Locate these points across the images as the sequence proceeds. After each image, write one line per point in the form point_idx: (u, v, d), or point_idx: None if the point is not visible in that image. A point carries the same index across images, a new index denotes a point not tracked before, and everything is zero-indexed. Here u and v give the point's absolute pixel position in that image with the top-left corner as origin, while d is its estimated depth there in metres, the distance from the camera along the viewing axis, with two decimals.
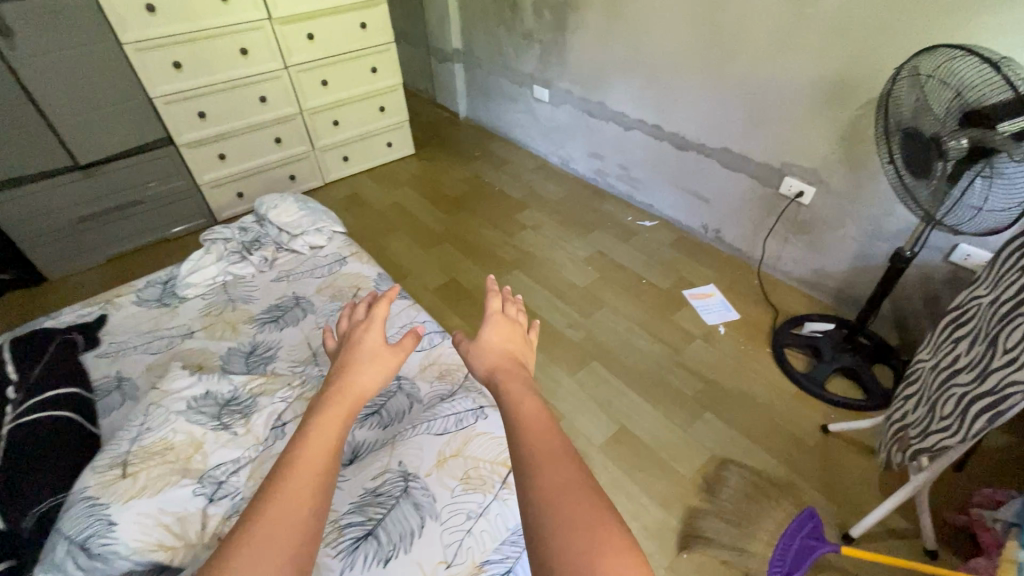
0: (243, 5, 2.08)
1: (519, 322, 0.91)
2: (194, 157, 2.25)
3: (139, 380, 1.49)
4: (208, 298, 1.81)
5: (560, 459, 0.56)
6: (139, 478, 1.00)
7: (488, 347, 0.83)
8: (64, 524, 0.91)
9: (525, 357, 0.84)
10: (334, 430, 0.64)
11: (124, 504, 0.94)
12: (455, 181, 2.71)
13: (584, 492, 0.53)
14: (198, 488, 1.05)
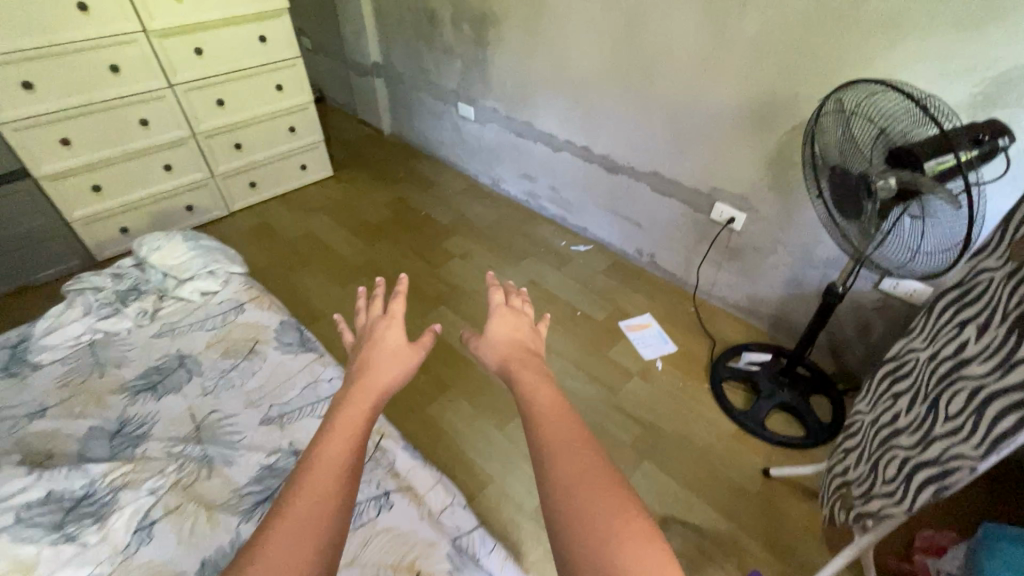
0: (111, 16, 1.80)
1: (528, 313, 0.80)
2: (60, 191, 1.94)
3: None
4: (69, 362, 1.52)
5: (580, 450, 0.52)
6: None
7: (498, 339, 0.73)
8: None
9: (539, 347, 0.74)
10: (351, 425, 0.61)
11: None
12: (377, 206, 2.51)
13: (609, 484, 0.49)
14: None
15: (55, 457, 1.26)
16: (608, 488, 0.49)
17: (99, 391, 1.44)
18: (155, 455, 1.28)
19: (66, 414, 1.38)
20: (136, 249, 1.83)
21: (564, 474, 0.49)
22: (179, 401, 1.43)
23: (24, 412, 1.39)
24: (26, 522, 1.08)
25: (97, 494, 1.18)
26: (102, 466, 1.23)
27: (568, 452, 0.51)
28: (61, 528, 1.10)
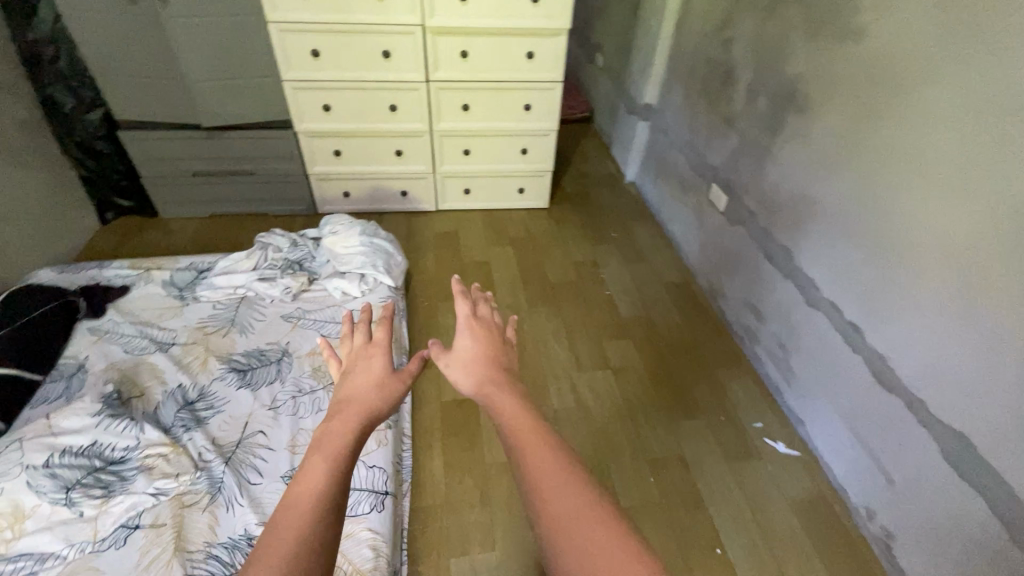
0: (398, 6, 1.83)
1: (501, 329, 0.79)
2: (309, 147, 2.15)
3: (82, 381, 1.37)
4: (218, 309, 1.64)
5: (544, 455, 0.54)
6: None
7: (467, 359, 0.71)
8: None
9: (507, 361, 0.72)
10: (344, 447, 0.62)
11: None
12: (565, 262, 2.19)
13: (591, 507, 0.50)
14: None
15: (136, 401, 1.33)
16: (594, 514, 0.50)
17: (212, 351, 1.50)
18: (192, 453, 1.24)
19: (177, 360, 1.47)
20: (327, 223, 1.90)
21: (551, 509, 0.50)
22: (250, 402, 1.38)
23: (160, 339, 1.53)
24: (55, 468, 1.09)
25: (122, 467, 1.16)
26: (153, 435, 1.22)
27: (550, 475, 0.52)
28: (70, 489, 1.10)
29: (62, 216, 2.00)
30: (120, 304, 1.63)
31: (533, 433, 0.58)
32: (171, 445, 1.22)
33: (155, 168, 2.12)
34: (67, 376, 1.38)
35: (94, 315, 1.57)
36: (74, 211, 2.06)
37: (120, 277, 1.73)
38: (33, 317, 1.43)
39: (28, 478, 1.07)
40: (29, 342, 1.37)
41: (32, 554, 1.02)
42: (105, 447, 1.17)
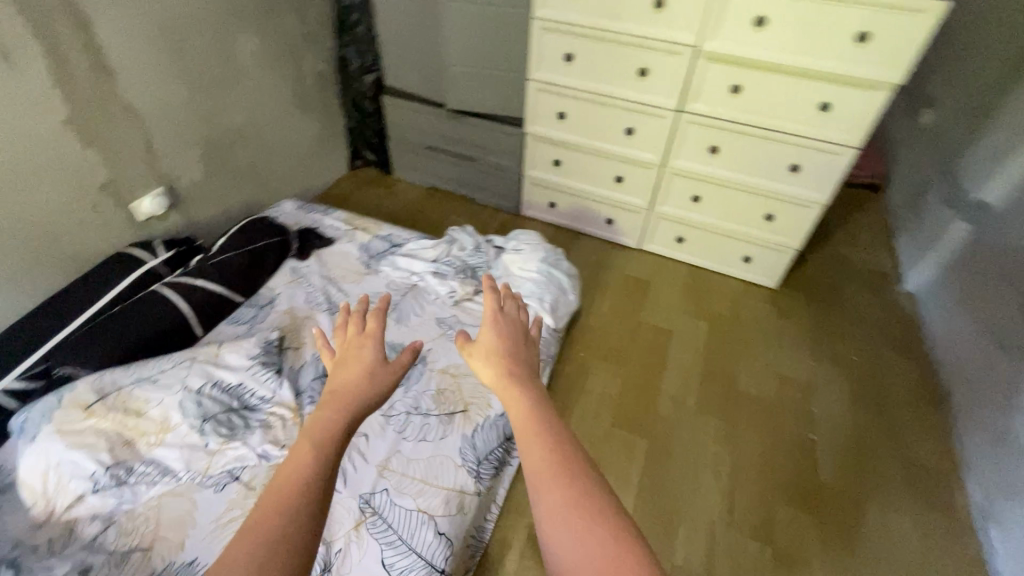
0: (675, 22, 1.56)
1: (524, 318, 0.68)
2: (533, 150, 2.07)
3: (265, 318, 1.55)
4: (389, 289, 1.69)
5: (548, 461, 0.50)
6: (87, 422, 1.11)
7: (488, 356, 0.62)
8: (34, 406, 1.13)
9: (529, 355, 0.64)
10: (327, 445, 0.54)
11: (49, 435, 1.08)
12: (765, 371, 1.72)
13: (595, 510, 0.47)
14: (99, 473, 1.08)
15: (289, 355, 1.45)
16: (601, 545, 0.45)
17: (365, 330, 1.55)
18: (303, 433, 1.27)
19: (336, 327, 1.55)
20: (515, 236, 1.81)
21: (555, 522, 0.46)
22: None
23: (334, 300, 1.64)
24: (205, 395, 1.23)
25: (249, 416, 1.25)
26: (285, 394, 1.29)
27: (551, 494, 0.47)
28: (206, 419, 1.21)
29: (322, 158, 2.31)
30: (323, 253, 1.80)
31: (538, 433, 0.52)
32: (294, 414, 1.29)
33: (401, 134, 2.30)
34: (258, 307, 1.58)
35: (300, 258, 1.76)
36: (332, 156, 2.37)
37: (334, 228, 1.91)
38: (256, 246, 1.65)
39: (183, 397, 1.21)
40: (243, 269, 1.58)
41: (157, 465, 1.14)
42: (246, 392, 1.27)
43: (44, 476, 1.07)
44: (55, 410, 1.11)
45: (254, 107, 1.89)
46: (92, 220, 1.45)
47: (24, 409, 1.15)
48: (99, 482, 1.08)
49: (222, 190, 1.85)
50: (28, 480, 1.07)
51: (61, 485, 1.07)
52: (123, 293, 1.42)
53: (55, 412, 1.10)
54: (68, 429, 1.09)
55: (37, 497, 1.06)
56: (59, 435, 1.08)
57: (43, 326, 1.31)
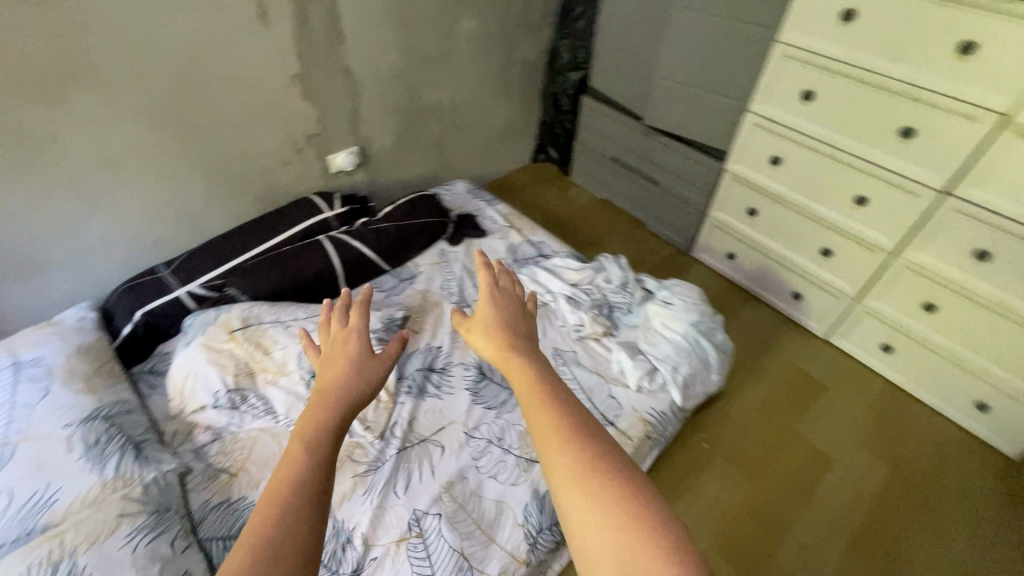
0: (981, 76, 1.15)
1: (510, 296, 0.80)
2: (727, 190, 1.78)
3: (399, 292, 1.61)
4: (520, 301, 1.62)
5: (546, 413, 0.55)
6: (226, 345, 1.26)
7: (480, 327, 0.74)
8: (198, 316, 1.33)
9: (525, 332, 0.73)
10: (319, 431, 0.61)
11: (199, 346, 1.26)
12: (947, 561, 1.27)
13: (590, 451, 0.52)
14: (220, 394, 1.23)
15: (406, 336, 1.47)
16: (593, 472, 0.50)
17: None
18: (388, 423, 1.27)
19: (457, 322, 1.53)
20: (673, 285, 1.57)
21: (556, 472, 0.50)
22: (461, 411, 1.33)
23: (465, 295, 1.63)
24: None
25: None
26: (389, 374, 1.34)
27: (551, 444, 0.52)
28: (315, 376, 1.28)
29: (507, 146, 2.30)
30: (474, 242, 1.80)
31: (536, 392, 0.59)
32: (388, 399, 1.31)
33: (591, 138, 2.18)
34: (398, 280, 1.65)
35: (450, 242, 1.79)
36: (518, 145, 2.35)
37: (491, 221, 1.89)
38: (414, 222, 1.70)
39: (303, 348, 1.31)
40: (397, 240, 1.65)
41: (264, 403, 1.25)
42: None
43: (185, 379, 1.25)
44: (211, 326, 1.29)
45: (457, 87, 1.94)
46: (294, 165, 1.64)
47: (193, 314, 1.36)
48: (219, 400, 1.23)
49: (408, 159, 1.94)
50: (174, 378, 1.26)
51: (194, 390, 1.24)
52: (296, 236, 1.59)
53: (210, 327, 1.29)
54: (213, 347, 1.26)
55: (177, 396, 1.25)
56: (206, 349, 1.26)
57: (229, 246, 1.51)
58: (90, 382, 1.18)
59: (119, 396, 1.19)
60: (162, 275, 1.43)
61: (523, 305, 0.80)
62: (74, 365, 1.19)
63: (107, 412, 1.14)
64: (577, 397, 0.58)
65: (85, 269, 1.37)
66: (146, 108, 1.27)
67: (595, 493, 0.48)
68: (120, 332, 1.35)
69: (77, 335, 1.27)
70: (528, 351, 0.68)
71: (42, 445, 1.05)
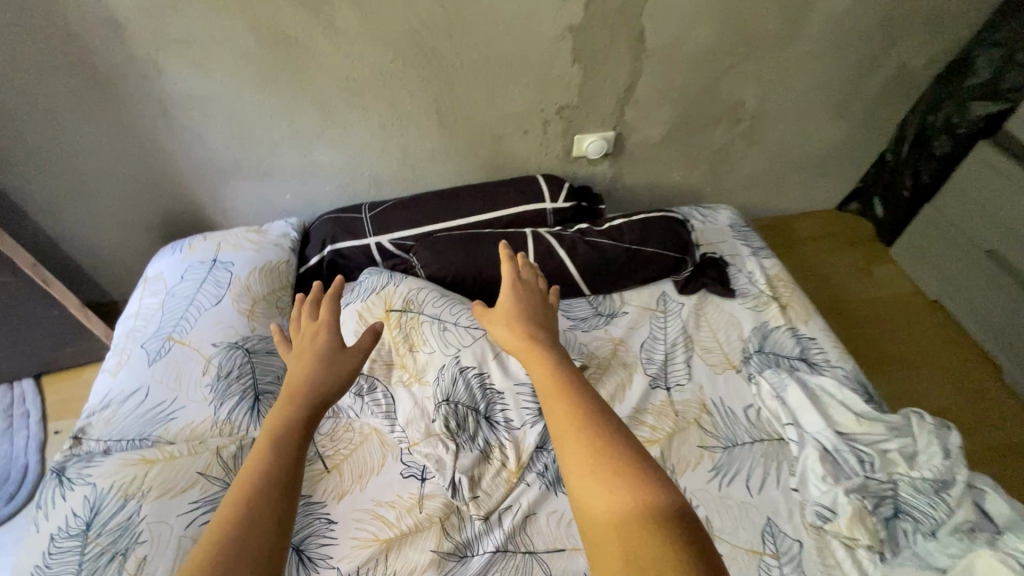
0: None
1: (528, 283, 0.83)
2: None
3: (587, 329, 1.25)
4: (743, 416, 1.11)
5: (559, 401, 0.60)
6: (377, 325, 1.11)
7: (500, 316, 0.77)
8: (370, 278, 1.20)
9: (546, 322, 0.77)
10: (294, 427, 0.63)
11: (353, 314, 1.13)
12: None
13: (598, 434, 0.55)
14: None
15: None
16: (602, 456, 0.53)
17: (666, 443, 1.06)
18: (500, 502, 0.99)
19: (640, 406, 1.11)
20: None
21: (569, 460, 0.54)
22: None
23: (669, 367, 1.19)
24: (463, 378, 1.06)
25: (479, 431, 1.04)
26: (531, 438, 1.04)
27: (564, 430, 0.57)
28: (448, 402, 1.05)
29: (814, 180, 1.64)
30: (712, 302, 1.31)
31: (552, 379, 0.64)
32: (512, 472, 1.01)
33: (964, 210, 1.40)
34: (595, 313, 1.28)
35: (679, 290, 1.31)
36: (832, 184, 1.65)
37: (749, 280, 1.34)
38: (645, 249, 1.27)
39: (447, 364, 1.07)
40: (612, 265, 1.26)
41: (387, 403, 1.07)
42: (495, 407, 1.06)
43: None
44: (375, 293, 1.15)
45: (781, 87, 1.37)
46: (535, 137, 1.34)
47: (370, 270, 1.23)
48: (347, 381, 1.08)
49: (671, 164, 1.49)
50: None
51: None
52: (503, 219, 1.31)
53: (373, 294, 1.15)
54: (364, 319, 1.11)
55: None
56: (359, 318, 1.11)
57: (430, 207, 1.32)
58: (255, 306, 1.14)
59: (271, 332, 1.13)
60: (362, 217, 1.31)
61: (545, 294, 0.82)
62: (251, 281, 1.17)
63: (252, 346, 1.08)
64: (587, 382, 0.63)
65: (303, 186, 1.33)
66: (399, 35, 1.10)
67: (601, 481, 0.51)
68: (308, 261, 1.30)
69: (270, 252, 1.25)
70: (541, 335, 0.72)
71: (189, 354, 1.04)
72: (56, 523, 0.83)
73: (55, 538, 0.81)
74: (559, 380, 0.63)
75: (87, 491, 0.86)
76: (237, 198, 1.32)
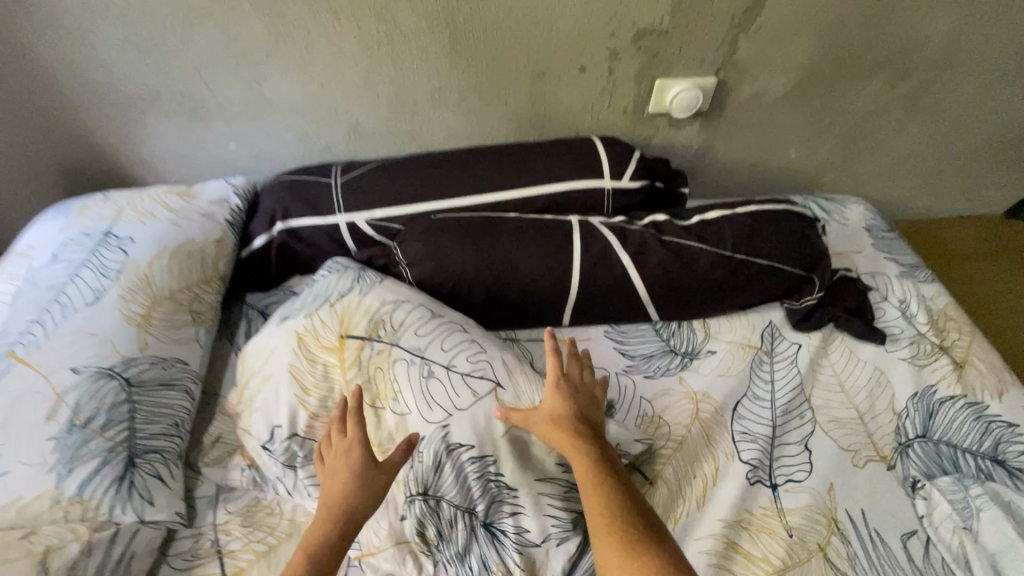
0: None
1: (576, 376, 0.69)
2: None
3: (650, 374, 0.84)
4: (901, 551, 0.67)
5: (615, 536, 0.53)
6: (327, 356, 0.73)
7: (543, 414, 0.65)
8: (327, 281, 0.80)
9: (591, 420, 0.65)
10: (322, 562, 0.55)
11: (293, 337, 0.74)
12: None
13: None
14: (279, 436, 0.70)
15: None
16: None
17: None
18: None
19: (733, 519, 0.69)
20: None
21: None
22: None
23: (776, 447, 0.76)
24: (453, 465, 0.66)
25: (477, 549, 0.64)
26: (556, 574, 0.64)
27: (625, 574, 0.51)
28: (422, 496, 0.65)
29: (986, 173, 1.15)
30: (843, 344, 0.86)
31: (607, 507, 0.56)
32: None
33: None
34: (663, 349, 0.87)
35: (793, 323, 0.87)
36: (1012, 176, 1.16)
37: (904, 319, 0.88)
38: (750, 261, 0.83)
39: (428, 438, 0.67)
40: (697, 281, 0.83)
41: None
42: (499, 512, 0.65)
43: (257, 364, 0.74)
44: (328, 305, 0.75)
45: (982, 21, 0.88)
46: (595, 79, 0.89)
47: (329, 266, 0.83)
48: (273, 443, 0.70)
49: (788, 134, 1.02)
50: (245, 359, 0.76)
51: (254, 395, 0.73)
52: (537, 199, 0.88)
53: (325, 307, 0.75)
54: (306, 349, 0.73)
55: (235, 395, 0.75)
56: (299, 347, 0.73)
57: (431, 174, 0.90)
58: (153, 310, 0.76)
59: (174, 350, 0.75)
60: (330, 182, 0.90)
61: (595, 388, 0.69)
62: (153, 270, 0.78)
63: (137, 375, 0.70)
64: (645, 508, 0.57)
65: (254, 133, 0.92)
66: None
67: None
68: (252, 243, 0.90)
69: (195, 225, 0.86)
70: (597, 446, 0.62)
71: (30, 386, 0.66)
72: None
73: None
74: (618, 509, 0.55)
75: None
76: (162, 144, 0.93)
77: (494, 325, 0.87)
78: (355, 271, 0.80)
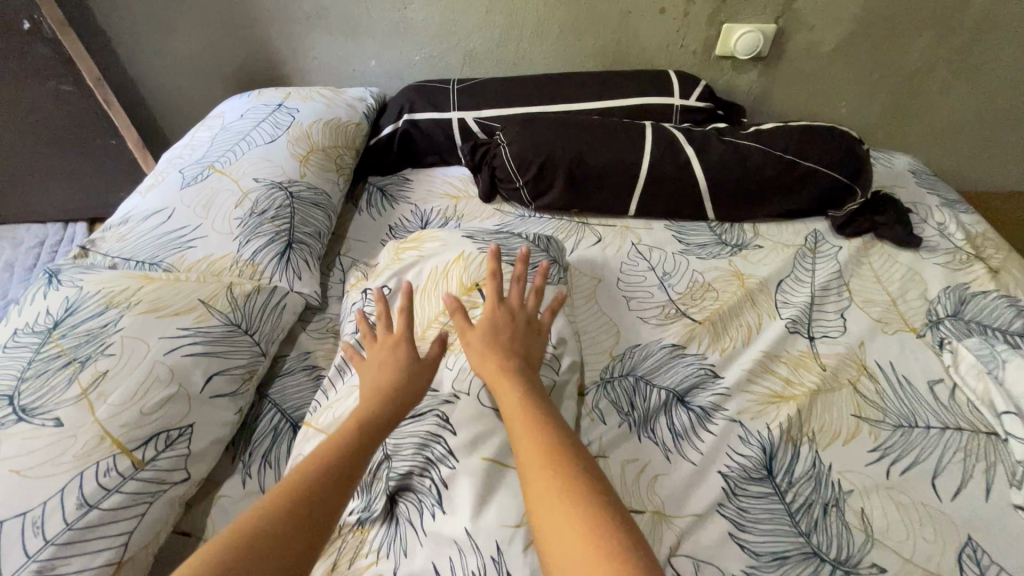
0: None
1: (521, 304, 0.65)
2: None
3: (703, 256, 0.96)
4: (930, 393, 0.75)
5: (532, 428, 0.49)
6: (429, 273, 0.74)
7: (487, 321, 0.63)
8: (485, 239, 0.78)
9: (517, 341, 0.61)
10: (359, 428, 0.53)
11: (425, 258, 0.77)
12: None
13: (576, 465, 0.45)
14: (367, 297, 0.77)
15: (666, 323, 0.85)
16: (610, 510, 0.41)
17: (806, 403, 0.73)
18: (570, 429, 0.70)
19: (773, 353, 0.79)
20: None
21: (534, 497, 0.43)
22: (691, 514, 0.64)
23: (817, 311, 0.86)
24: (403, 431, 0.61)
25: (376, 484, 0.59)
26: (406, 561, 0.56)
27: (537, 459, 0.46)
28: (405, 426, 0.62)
29: None
30: (881, 249, 0.96)
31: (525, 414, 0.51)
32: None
33: None
34: (716, 241, 0.99)
35: (836, 230, 0.98)
36: None
37: (942, 235, 0.97)
38: (799, 163, 0.97)
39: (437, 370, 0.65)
40: (750, 176, 0.97)
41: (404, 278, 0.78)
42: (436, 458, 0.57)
43: (421, 245, 0.80)
44: (497, 259, 0.73)
45: None
46: (671, 21, 1.08)
47: (520, 236, 0.81)
48: (375, 289, 0.77)
49: (837, 87, 1.16)
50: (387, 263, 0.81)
51: (401, 262, 0.78)
52: (615, 108, 1.07)
53: (501, 264, 0.73)
54: (451, 268, 0.73)
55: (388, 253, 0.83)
56: (452, 262, 0.74)
57: (530, 87, 1.09)
58: (311, 154, 0.97)
59: (323, 185, 0.95)
60: (449, 88, 1.12)
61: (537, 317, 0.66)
62: (312, 130, 1.00)
63: (298, 193, 0.91)
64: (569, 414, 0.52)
65: (390, 53, 1.17)
66: None
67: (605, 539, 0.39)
68: (381, 132, 1.12)
69: (342, 110, 1.08)
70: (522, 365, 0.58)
71: (226, 184, 0.88)
72: (24, 320, 0.67)
73: (14, 335, 0.65)
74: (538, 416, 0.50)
75: (68, 293, 0.69)
76: (319, 57, 1.19)
77: (571, 208, 1.03)
78: (547, 258, 0.79)
